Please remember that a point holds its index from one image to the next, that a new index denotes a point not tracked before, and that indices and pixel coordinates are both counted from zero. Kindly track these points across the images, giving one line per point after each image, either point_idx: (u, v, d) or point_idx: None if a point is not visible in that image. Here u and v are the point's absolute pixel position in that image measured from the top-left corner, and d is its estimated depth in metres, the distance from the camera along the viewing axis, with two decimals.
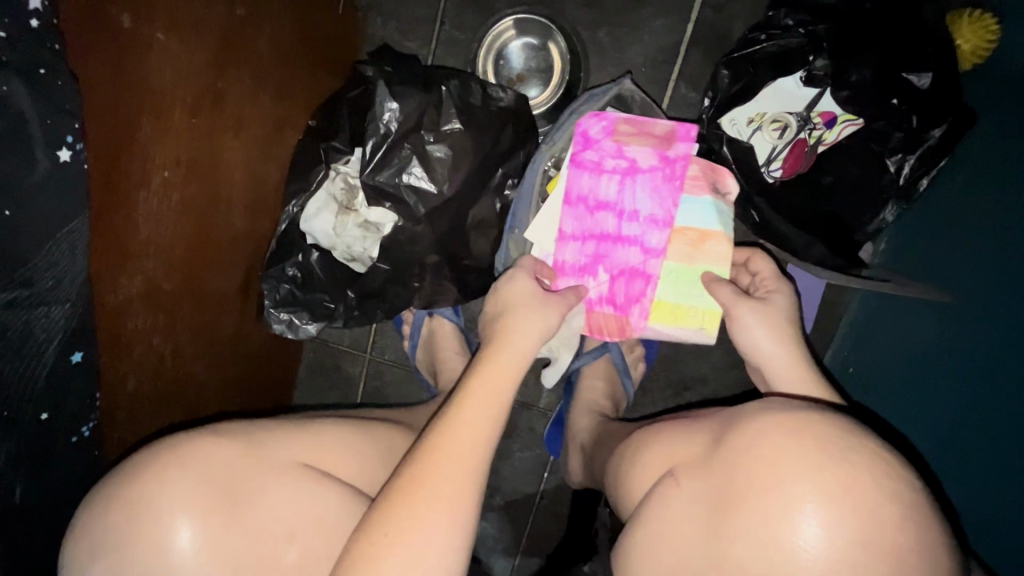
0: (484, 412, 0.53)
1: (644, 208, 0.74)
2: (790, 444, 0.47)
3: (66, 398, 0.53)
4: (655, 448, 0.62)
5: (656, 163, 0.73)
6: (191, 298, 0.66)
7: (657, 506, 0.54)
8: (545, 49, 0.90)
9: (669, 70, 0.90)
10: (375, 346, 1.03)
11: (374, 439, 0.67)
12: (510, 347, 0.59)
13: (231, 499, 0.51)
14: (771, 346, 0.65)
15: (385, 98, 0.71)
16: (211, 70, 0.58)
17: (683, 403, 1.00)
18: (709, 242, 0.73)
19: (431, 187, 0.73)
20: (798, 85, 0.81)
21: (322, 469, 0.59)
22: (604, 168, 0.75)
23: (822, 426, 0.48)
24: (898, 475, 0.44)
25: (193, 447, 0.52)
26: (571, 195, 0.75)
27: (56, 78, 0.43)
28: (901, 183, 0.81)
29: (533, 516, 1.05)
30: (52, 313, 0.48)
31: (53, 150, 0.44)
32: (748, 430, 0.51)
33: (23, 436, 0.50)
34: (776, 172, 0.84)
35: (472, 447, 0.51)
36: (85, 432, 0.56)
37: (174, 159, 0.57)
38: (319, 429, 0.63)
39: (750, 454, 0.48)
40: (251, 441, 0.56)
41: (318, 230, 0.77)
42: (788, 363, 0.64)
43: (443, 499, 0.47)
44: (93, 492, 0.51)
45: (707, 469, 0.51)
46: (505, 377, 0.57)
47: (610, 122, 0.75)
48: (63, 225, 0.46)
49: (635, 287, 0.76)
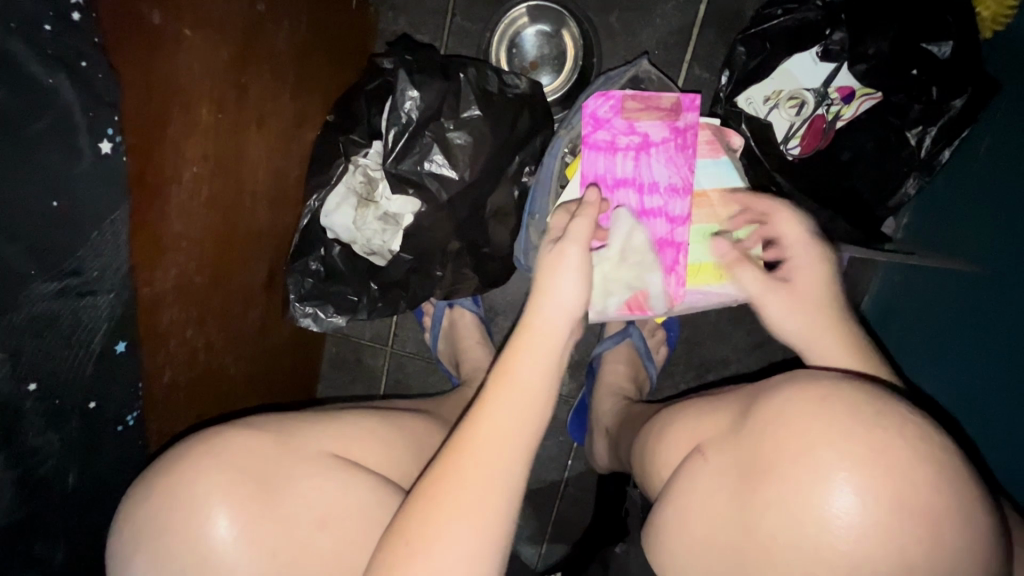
0: (516, 413, 0.49)
1: (662, 179, 0.74)
2: (817, 412, 0.46)
3: (111, 388, 0.54)
4: (681, 425, 0.62)
5: (667, 134, 0.74)
6: (219, 292, 0.67)
7: (684, 482, 0.54)
8: (558, 36, 0.90)
9: (683, 51, 0.90)
10: (397, 339, 1.04)
11: (401, 430, 0.66)
12: (539, 323, 0.53)
13: (266, 487, 0.52)
14: (820, 332, 0.59)
15: (405, 87, 0.72)
16: (234, 65, 0.59)
17: (706, 383, 1.00)
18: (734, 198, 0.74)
19: (453, 174, 0.73)
20: (814, 61, 0.80)
21: (349, 458, 0.59)
22: (618, 146, 0.74)
23: (849, 393, 0.47)
24: (929, 436, 0.44)
25: (225, 438, 0.53)
26: (589, 177, 0.74)
27: (96, 72, 0.44)
28: (922, 156, 0.81)
29: (558, 503, 1.06)
30: (98, 302, 0.49)
31: (96, 142, 0.45)
32: (775, 401, 0.50)
33: (74, 425, 0.51)
34: (794, 150, 0.84)
35: (515, 429, 0.48)
36: (130, 421, 0.58)
37: (202, 154, 0.57)
38: (344, 420, 0.63)
39: (776, 424, 0.48)
40: (283, 431, 0.57)
41: (338, 224, 0.79)
42: (830, 335, 0.58)
43: (481, 476, 0.46)
44: (133, 487, 0.52)
45: (736, 442, 0.51)
46: (536, 367, 0.51)
47: (617, 100, 0.74)
48: (108, 215, 0.48)
49: (667, 257, 0.73)
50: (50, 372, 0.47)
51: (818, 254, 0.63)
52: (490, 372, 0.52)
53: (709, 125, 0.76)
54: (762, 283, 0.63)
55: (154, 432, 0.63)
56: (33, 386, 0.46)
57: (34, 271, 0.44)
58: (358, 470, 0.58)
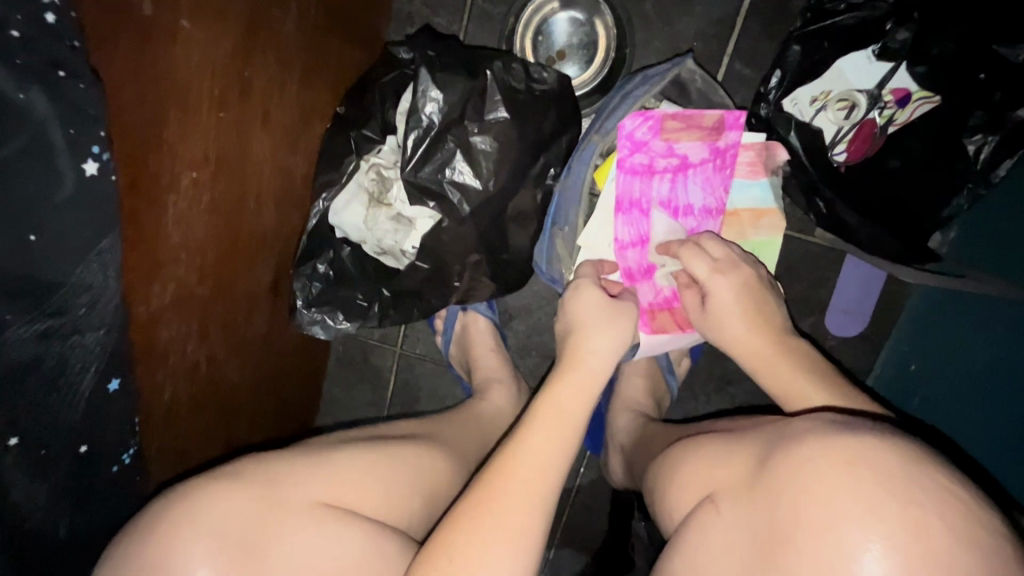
0: (552, 442, 0.53)
1: (697, 201, 0.76)
2: (842, 476, 0.43)
3: (104, 428, 0.51)
4: (696, 463, 0.58)
5: (706, 155, 0.75)
6: (221, 303, 0.62)
7: (696, 533, 0.51)
8: (590, 24, 0.82)
9: (724, 44, 0.82)
10: (406, 340, 1.00)
11: (411, 461, 0.62)
12: (584, 360, 0.61)
13: (252, 544, 0.49)
14: (731, 323, 0.66)
15: (427, 87, 0.66)
16: (237, 57, 0.53)
17: (730, 408, 0.95)
18: (763, 219, 0.78)
19: (476, 183, 0.68)
20: (870, 59, 0.74)
21: (342, 505, 0.54)
22: (655, 168, 0.75)
23: (880, 455, 0.43)
24: (971, 516, 0.40)
25: (201, 494, 0.50)
26: (624, 202, 0.75)
27: (78, 82, 0.39)
28: (979, 168, 0.74)
29: (568, 510, 1.03)
30: (86, 340, 0.45)
31: (79, 162, 0.40)
32: (798, 455, 0.46)
33: (62, 470, 0.48)
34: (840, 156, 0.77)
35: (553, 458, 0.52)
36: (126, 459, 0.55)
37: (202, 157, 0.52)
38: (344, 455, 0.58)
39: (797, 485, 0.45)
40: (268, 479, 0.53)
41: (347, 223, 0.74)
42: (746, 336, 0.64)
43: (520, 501, 0.49)
44: (117, 541, 0.49)
45: (750, 496, 0.48)
46: (575, 401, 0.57)
47: (655, 120, 0.73)
48: (96, 244, 0.43)
49: None
50: (34, 419, 0.44)
51: (735, 279, 0.68)
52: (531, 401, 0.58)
53: (754, 144, 0.75)
54: (699, 316, 0.70)
55: (154, 458, 0.59)
56: (15, 439, 0.43)
57: (7, 314, 0.39)
58: (348, 518, 0.53)
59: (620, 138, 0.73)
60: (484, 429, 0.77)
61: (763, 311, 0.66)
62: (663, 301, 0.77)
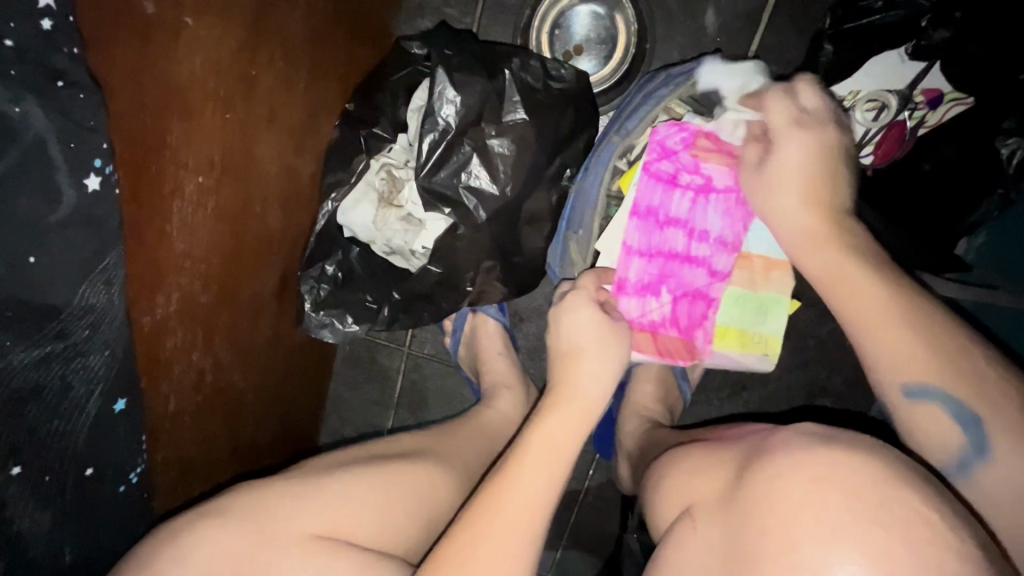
0: (547, 474, 0.51)
1: (713, 229, 0.72)
2: (811, 495, 0.42)
3: (111, 450, 0.49)
4: (679, 476, 0.57)
5: (733, 182, 0.70)
6: (227, 310, 0.60)
7: (673, 548, 0.51)
8: (609, 18, 0.79)
9: (749, 39, 0.79)
10: (414, 340, 0.98)
11: (416, 485, 0.61)
12: (577, 381, 0.58)
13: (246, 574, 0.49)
14: (787, 173, 0.60)
15: (445, 87, 0.64)
16: (243, 56, 0.50)
17: (743, 414, 0.93)
18: (775, 271, 0.74)
19: (491, 187, 0.66)
20: (902, 59, 0.71)
21: (338, 535, 0.54)
22: (678, 183, 0.71)
23: (851, 476, 0.42)
24: (942, 542, 0.38)
25: (195, 533, 0.50)
26: (640, 208, 0.72)
27: (76, 92, 0.37)
28: (1010, 172, 0.70)
29: (576, 512, 1.02)
30: (90, 363, 0.44)
31: (80, 178, 0.39)
32: (771, 471, 0.45)
33: (67, 496, 0.47)
34: (867, 159, 0.74)
35: (543, 491, 0.51)
36: (133, 479, 0.53)
37: (207, 161, 0.49)
38: (340, 480, 0.58)
39: (766, 504, 0.43)
40: (259, 513, 0.53)
41: (356, 223, 0.72)
42: (795, 203, 0.59)
43: (509, 529, 0.48)
44: (120, 569, 0.49)
45: (722, 519, 0.47)
46: (568, 425, 0.55)
47: (691, 133, 0.70)
48: (99, 262, 0.41)
49: (697, 309, 0.75)
50: (37, 446, 0.43)
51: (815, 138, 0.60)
52: (524, 425, 0.56)
53: None
54: (750, 170, 0.64)
55: (160, 471, 0.58)
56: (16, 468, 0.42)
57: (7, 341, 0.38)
58: (345, 548, 0.53)
59: (651, 142, 0.70)
60: (494, 438, 0.75)
61: (835, 205, 0.59)
62: (651, 320, 0.75)
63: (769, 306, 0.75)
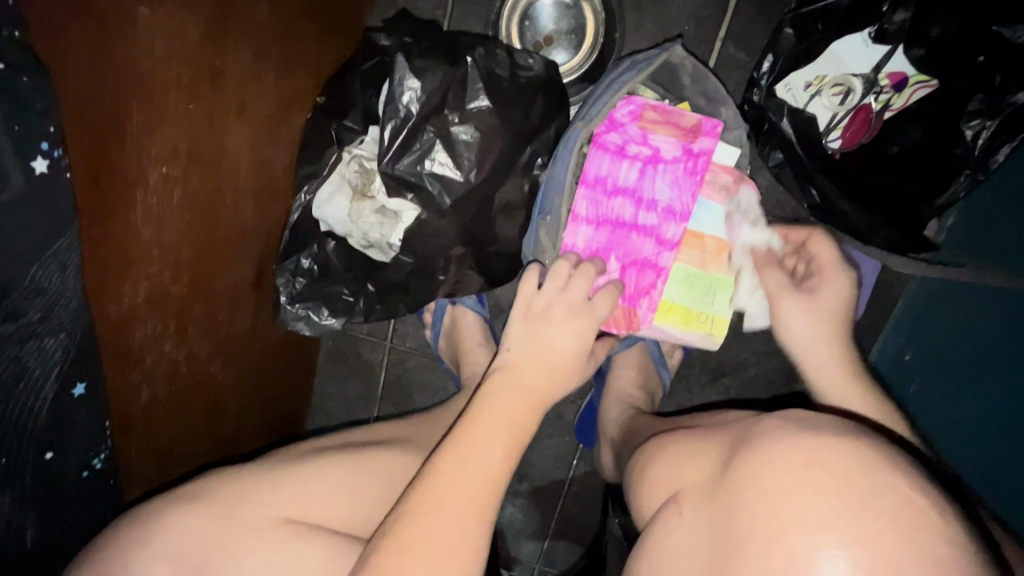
0: (501, 456, 0.51)
1: (662, 198, 0.75)
2: (794, 479, 0.42)
3: (70, 437, 0.50)
4: (666, 461, 0.58)
5: (679, 154, 0.73)
6: (200, 302, 0.61)
7: (661, 534, 0.51)
8: (578, 7, 0.79)
9: (717, 26, 0.80)
10: (396, 334, 0.98)
11: (390, 470, 0.61)
12: (538, 363, 0.58)
13: (212, 558, 0.50)
14: (820, 352, 0.67)
15: (404, 76, 0.64)
16: (204, 44, 0.50)
17: (728, 400, 0.94)
18: (725, 254, 0.77)
19: (457, 174, 0.66)
20: (865, 41, 0.71)
21: (309, 520, 0.54)
22: (626, 153, 0.74)
23: (839, 458, 0.42)
24: (918, 526, 0.38)
25: (163, 519, 0.50)
26: (589, 177, 0.75)
27: (19, 75, 0.37)
28: (977, 153, 0.71)
29: (562, 501, 1.03)
30: (45, 345, 0.45)
31: (27, 161, 0.38)
32: (758, 457, 0.46)
33: (29, 477, 0.48)
34: (834, 143, 0.75)
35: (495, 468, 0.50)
36: (98, 464, 0.54)
37: (171, 150, 0.50)
38: (312, 467, 0.58)
39: (751, 489, 0.44)
40: (228, 498, 0.53)
41: (331, 217, 0.71)
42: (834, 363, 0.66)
43: (460, 509, 0.46)
44: (87, 552, 0.50)
45: (712, 504, 0.47)
46: (523, 406, 0.55)
47: (638, 106, 0.73)
48: (49, 244, 0.41)
49: (646, 278, 0.77)
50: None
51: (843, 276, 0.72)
52: (477, 395, 0.55)
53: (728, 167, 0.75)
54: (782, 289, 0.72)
55: (131, 461, 0.59)
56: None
57: None
58: (314, 531, 0.53)
59: None
60: None
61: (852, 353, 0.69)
62: None
63: (719, 287, 0.77)
